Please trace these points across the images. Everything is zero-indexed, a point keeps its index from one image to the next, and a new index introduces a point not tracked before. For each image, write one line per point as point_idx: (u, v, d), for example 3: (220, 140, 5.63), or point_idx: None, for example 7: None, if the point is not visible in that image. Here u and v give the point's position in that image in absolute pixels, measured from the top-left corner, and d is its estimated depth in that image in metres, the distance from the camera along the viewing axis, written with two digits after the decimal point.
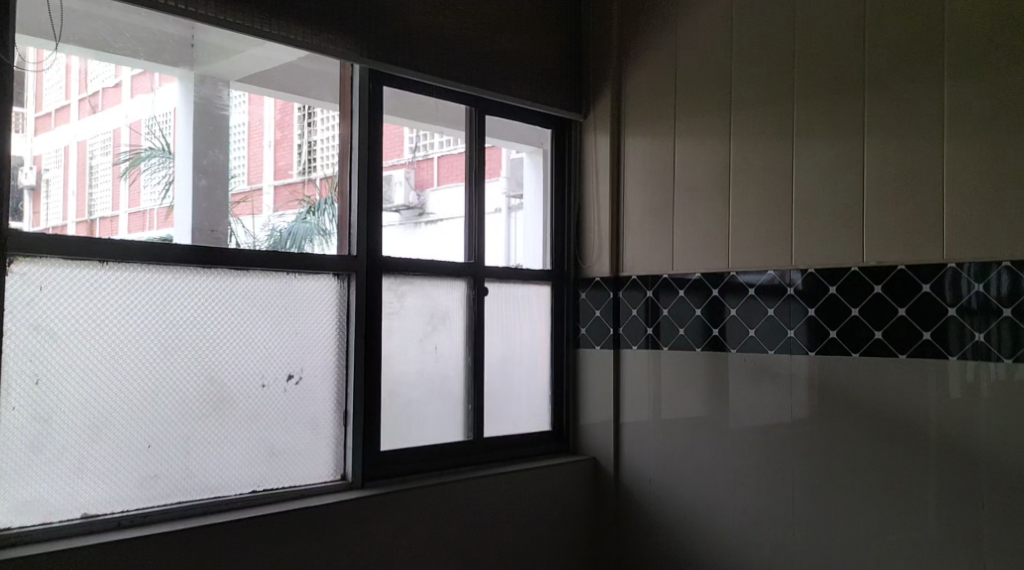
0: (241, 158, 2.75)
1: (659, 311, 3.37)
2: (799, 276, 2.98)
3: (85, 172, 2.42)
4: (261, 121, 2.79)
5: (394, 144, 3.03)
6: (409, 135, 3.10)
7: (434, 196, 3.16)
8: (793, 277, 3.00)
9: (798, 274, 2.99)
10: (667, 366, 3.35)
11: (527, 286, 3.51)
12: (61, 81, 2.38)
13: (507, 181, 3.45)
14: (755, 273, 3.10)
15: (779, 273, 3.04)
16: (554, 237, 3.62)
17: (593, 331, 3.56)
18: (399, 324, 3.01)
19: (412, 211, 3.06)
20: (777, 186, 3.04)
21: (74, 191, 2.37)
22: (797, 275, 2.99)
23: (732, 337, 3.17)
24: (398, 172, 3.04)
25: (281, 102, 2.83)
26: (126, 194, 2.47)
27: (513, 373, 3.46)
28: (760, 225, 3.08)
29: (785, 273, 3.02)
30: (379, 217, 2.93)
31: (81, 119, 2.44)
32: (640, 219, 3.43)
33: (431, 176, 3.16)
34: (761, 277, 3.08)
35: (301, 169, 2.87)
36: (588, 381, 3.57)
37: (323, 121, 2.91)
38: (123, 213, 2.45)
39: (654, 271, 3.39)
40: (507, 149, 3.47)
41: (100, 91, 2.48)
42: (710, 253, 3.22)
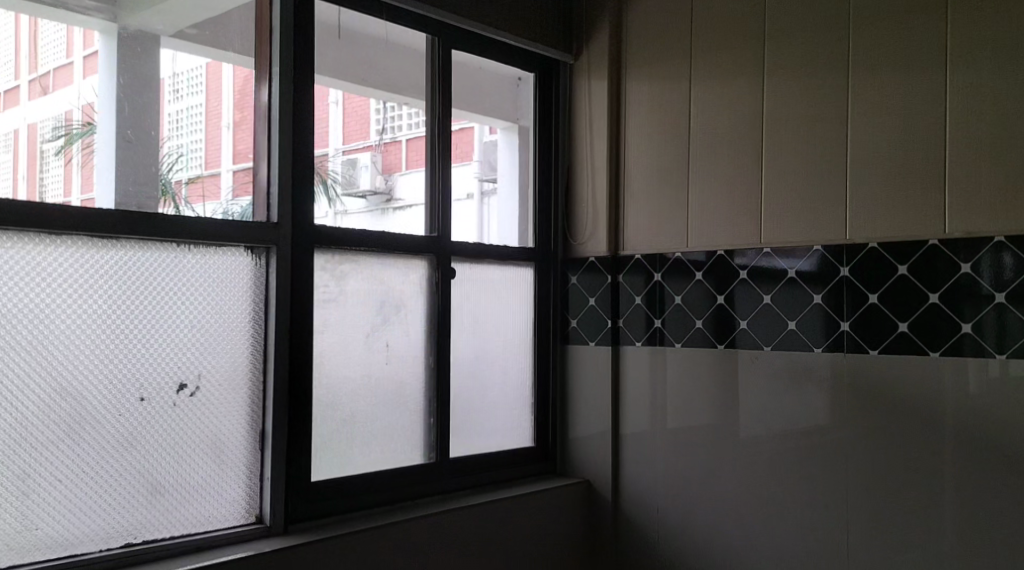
0: (197, 137, 2.20)
1: (669, 299, 2.69)
2: (822, 253, 2.37)
3: (35, 158, 1.85)
4: (219, 95, 2.21)
5: (355, 121, 2.49)
6: (377, 109, 2.57)
7: (405, 181, 2.52)
8: (824, 252, 2.37)
9: (819, 251, 2.38)
10: (677, 366, 2.67)
11: (504, 265, 2.81)
12: (12, 49, 1.87)
13: (480, 164, 2.80)
14: (794, 247, 2.43)
15: (818, 249, 2.38)
16: (538, 207, 2.92)
17: (586, 323, 2.87)
18: (338, 315, 2.29)
19: (378, 197, 2.42)
20: (827, 135, 2.37)
21: (22, 174, 1.80)
22: (818, 251, 2.38)
23: (761, 329, 2.50)
24: (364, 155, 2.44)
25: (242, 74, 2.20)
26: (78, 178, 1.90)
27: (488, 376, 2.76)
28: (803, 187, 2.41)
29: (816, 249, 2.38)
30: (312, 176, 2.24)
31: (30, 102, 1.92)
32: (646, 184, 2.75)
33: (401, 160, 2.55)
34: (791, 253, 2.43)
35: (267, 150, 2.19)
36: (583, 384, 2.87)
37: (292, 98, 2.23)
38: (76, 200, 1.85)
39: (663, 248, 2.71)
40: (478, 127, 2.77)
41: (50, 69, 1.95)
42: (740, 225, 2.54)
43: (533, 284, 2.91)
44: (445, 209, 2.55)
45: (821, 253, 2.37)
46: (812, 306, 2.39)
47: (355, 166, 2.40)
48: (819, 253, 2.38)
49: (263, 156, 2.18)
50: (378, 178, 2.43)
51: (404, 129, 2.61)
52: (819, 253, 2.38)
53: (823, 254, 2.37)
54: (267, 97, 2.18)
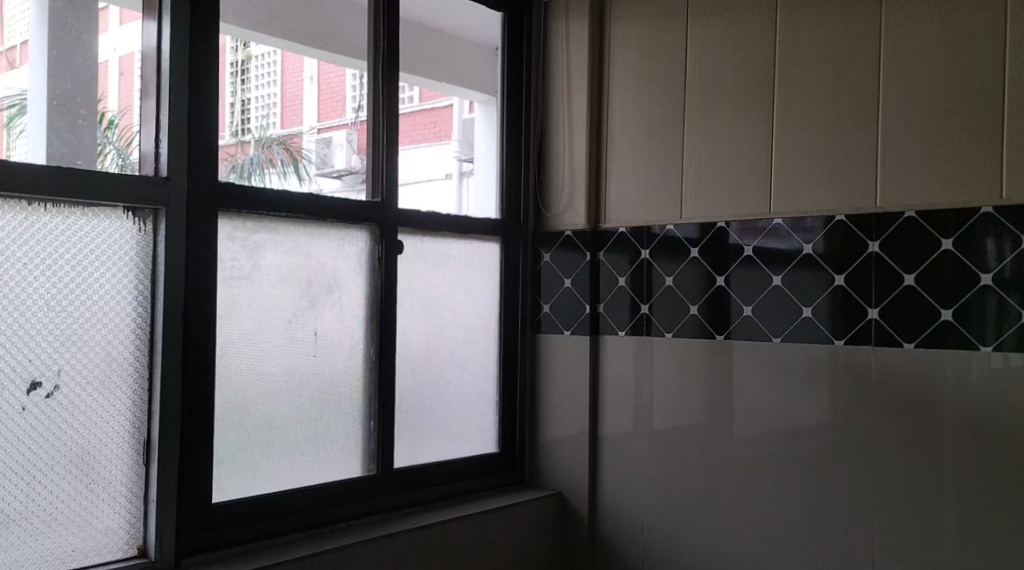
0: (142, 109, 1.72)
1: (658, 280, 2.27)
2: (824, 222, 1.98)
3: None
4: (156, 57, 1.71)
5: (331, 99, 2.07)
6: (353, 82, 2.10)
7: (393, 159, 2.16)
8: (827, 221, 1.98)
9: (821, 220, 1.99)
10: (667, 360, 2.25)
11: (464, 239, 2.38)
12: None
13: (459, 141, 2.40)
14: (805, 217, 2.01)
15: (821, 218, 1.99)
16: (506, 173, 2.48)
17: (561, 309, 2.44)
18: (249, 297, 1.84)
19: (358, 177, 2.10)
20: (855, 82, 1.95)
21: None
22: (819, 221, 1.99)
23: (767, 317, 2.08)
24: (340, 133, 2.09)
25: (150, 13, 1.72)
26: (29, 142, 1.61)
27: (444, 370, 2.32)
28: (823, 145, 1.99)
29: (818, 218, 1.99)
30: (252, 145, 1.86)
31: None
32: (633, 144, 2.32)
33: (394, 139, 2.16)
34: (788, 225, 2.04)
35: (234, 129, 1.83)
36: (557, 380, 2.45)
37: (258, 71, 1.91)
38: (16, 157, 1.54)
39: (652, 220, 2.28)
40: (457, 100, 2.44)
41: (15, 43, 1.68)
42: (744, 191, 2.12)
43: (500, 263, 2.48)
44: (388, 170, 2.11)
45: (824, 223, 1.98)
46: (832, 288, 1.98)
47: (330, 146, 2.06)
48: (821, 223, 1.99)
49: (150, 94, 1.72)
50: (356, 157, 2.11)
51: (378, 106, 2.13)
52: (821, 223, 1.99)
53: (826, 223, 1.98)
54: (155, 38, 1.72)
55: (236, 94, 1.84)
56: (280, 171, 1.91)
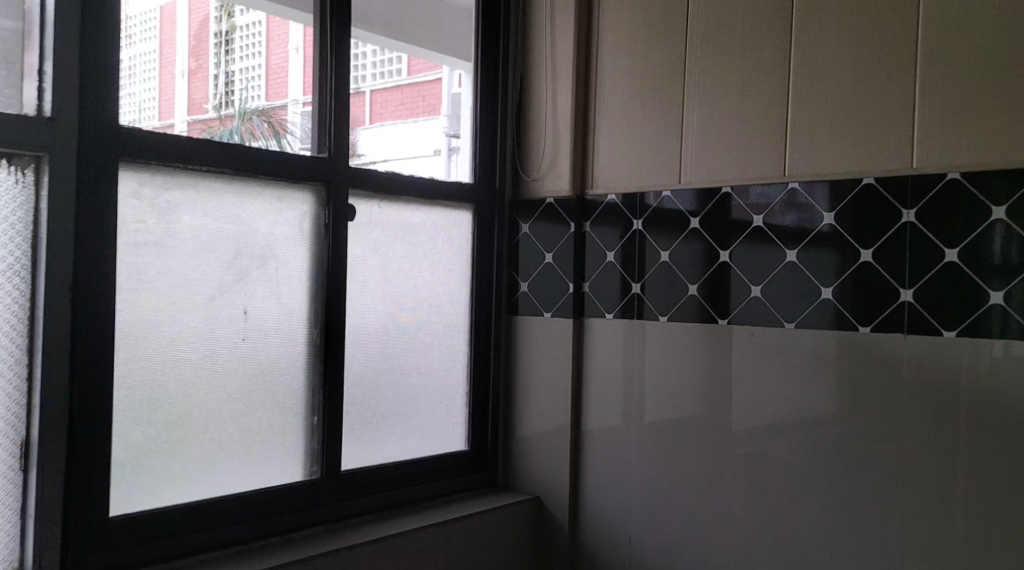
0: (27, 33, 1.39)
1: (652, 255, 1.97)
2: (830, 195, 1.71)
3: None
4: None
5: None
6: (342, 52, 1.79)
7: (366, 136, 1.89)
8: (834, 194, 1.71)
9: (826, 193, 1.72)
10: (662, 347, 1.94)
11: (432, 206, 2.05)
12: None
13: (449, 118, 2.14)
14: (812, 186, 1.73)
15: (828, 189, 1.71)
16: (481, 130, 2.15)
17: (540, 288, 2.13)
18: (161, 268, 1.52)
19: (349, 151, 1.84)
20: (888, 18, 1.65)
21: None
22: (824, 193, 1.72)
23: (778, 298, 1.78)
24: None
25: None
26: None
27: (406, 357, 1.99)
28: (848, 93, 1.69)
29: (830, 187, 1.71)
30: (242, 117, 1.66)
31: None
32: (625, 97, 2.01)
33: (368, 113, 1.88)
34: (789, 197, 1.76)
35: (219, 102, 1.64)
36: (536, 369, 2.14)
37: (245, 41, 1.68)
38: None
39: (646, 186, 1.97)
40: (451, 72, 2.15)
41: None
42: (754, 150, 1.81)
43: (472, 235, 2.15)
44: (332, 119, 1.78)
45: (829, 196, 1.71)
46: (856, 264, 1.68)
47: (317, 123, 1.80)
48: (825, 197, 1.72)
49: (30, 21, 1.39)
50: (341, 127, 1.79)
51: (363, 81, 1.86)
52: (826, 196, 1.72)
53: (832, 197, 1.71)
54: None
55: (220, 64, 1.64)
56: (263, 146, 1.67)
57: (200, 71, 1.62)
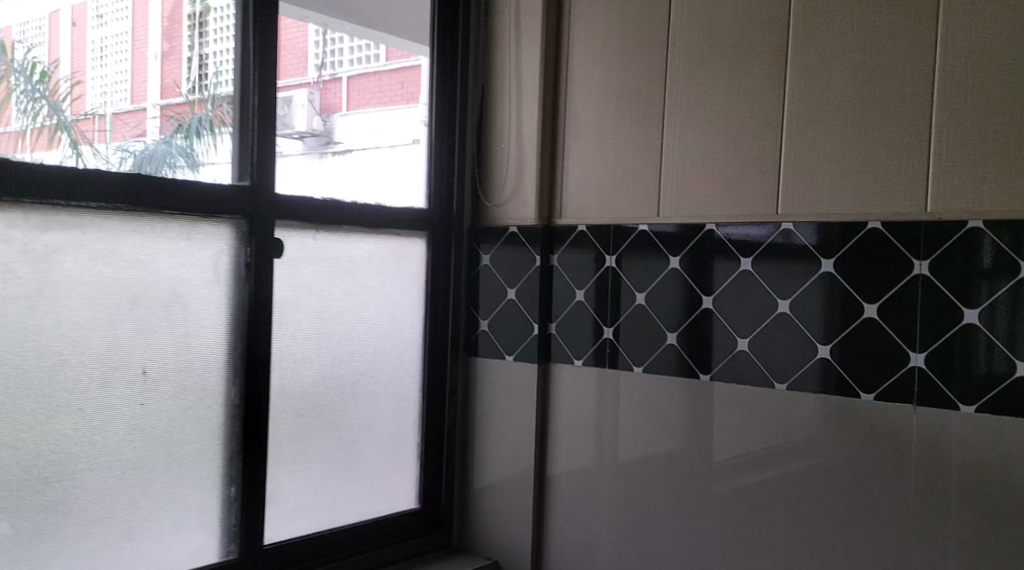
0: None
1: (626, 296, 1.75)
2: (817, 238, 1.52)
3: None
4: None
5: (293, 55, 1.65)
6: (315, 38, 1.70)
7: (344, 123, 1.76)
8: (821, 236, 1.51)
9: (813, 234, 1.52)
10: (637, 402, 1.73)
11: (378, 237, 1.81)
12: None
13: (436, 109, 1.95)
14: (799, 227, 1.53)
15: (815, 230, 1.52)
16: (436, 147, 1.92)
17: (501, 328, 1.90)
18: (36, 326, 1.27)
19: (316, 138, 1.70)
20: (899, 36, 1.43)
21: None
22: (810, 235, 1.52)
23: (768, 354, 1.57)
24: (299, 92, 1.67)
25: None
26: None
27: (346, 408, 1.76)
28: (850, 122, 1.47)
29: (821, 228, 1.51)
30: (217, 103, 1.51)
31: None
32: (597, 116, 1.78)
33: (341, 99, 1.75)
34: (773, 238, 1.56)
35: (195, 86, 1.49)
36: (495, 418, 1.91)
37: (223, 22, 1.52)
38: None
39: (620, 219, 1.74)
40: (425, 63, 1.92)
41: None
42: (743, 183, 1.58)
43: (425, 267, 1.92)
44: (254, 143, 1.54)
45: (817, 238, 1.52)
46: (859, 319, 1.48)
47: (290, 106, 1.64)
48: (812, 239, 1.52)
49: None
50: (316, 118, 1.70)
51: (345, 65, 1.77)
52: (812, 239, 1.52)
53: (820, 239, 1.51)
54: None
55: (194, 46, 1.49)
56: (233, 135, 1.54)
57: (173, 53, 1.47)
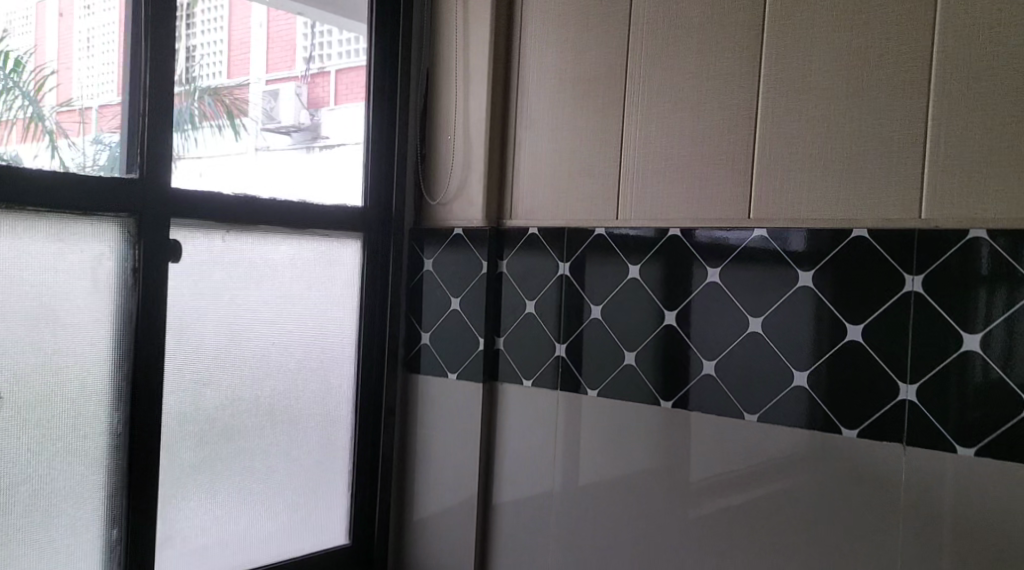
0: None
1: (581, 309, 1.54)
2: (807, 242, 1.30)
3: None
4: None
5: (280, 47, 1.58)
6: (304, 30, 1.61)
7: (331, 118, 1.66)
8: (811, 240, 1.29)
9: (802, 238, 1.30)
10: (593, 429, 1.53)
11: (304, 239, 1.61)
12: None
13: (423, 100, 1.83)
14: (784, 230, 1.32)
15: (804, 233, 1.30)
16: (375, 136, 1.70)
17: (444, 342, 1.70)
18: None
19: (305, 134, 1.62)
20: (893, 14, 1.23)
21: None
22: (799, 238, 1.30)
23: (738, 380, 1.37)
24: (288, 87, 1.60)
25: None
26: None
27: (261, 433, 1.56)
28: (835, 114, 1.27)
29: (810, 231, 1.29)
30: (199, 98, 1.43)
31: None
32: (552, 103, 1.57)
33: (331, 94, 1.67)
34: (752, 243, 1.35)
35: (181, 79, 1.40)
36: (436, 442, 1.71)
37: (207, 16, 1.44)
38: None
39: (576, 221, 1.53)
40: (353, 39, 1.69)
41: None
42: (711, 182, 1.38)
43: (361, 273, 1.71)
44: (143, 130, 1.34)
45: (806, 243, 1.30)
46: (842, 343, 1.27)
47: (276, 100, 1.58)
48: (801, 243, 1.30)
49: None
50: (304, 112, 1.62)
51: (336, 57, 1.66)
52: (801, 243, 1.30)
53: (809, 244, 1.29)
54: None
55: (184, 38, 1.40)
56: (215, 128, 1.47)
57: (167, 45, 1.37)
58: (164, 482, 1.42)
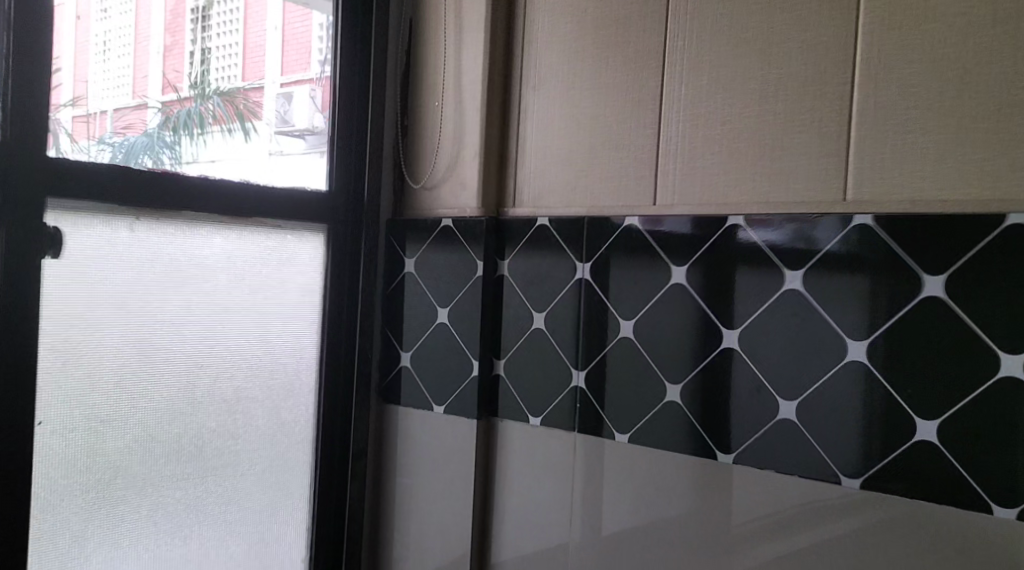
0: None
1: (607, 328, 1.16)
2: (840, 245, 0.96)
3: None
4: None
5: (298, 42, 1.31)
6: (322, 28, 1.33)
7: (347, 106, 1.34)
8: (847, 243, 0.96)
9: (836, 237, 0.97)
10: (623, 485, 1.14)
11: (245, 232, 1.24)
12: None
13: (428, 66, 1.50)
14: (817, 218, 0.98)
15: (842, 231, 0.96)
16: (341, 102, 1.33)
17: (429, 367, 1.32)
18: None
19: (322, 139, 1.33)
20: None
21: None
22: (832, 238, 0.97)
23: (829, 426, 0.98)
24: (307, 89, 1.32)
25: None
26: None
27: (187, 485, 1.19)
28: (974, 51, 0.89)
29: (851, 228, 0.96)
30: (209, 105, 1.21)
31: None
32: (566, 53, 1.19)
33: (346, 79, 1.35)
34: (849, 238, 0.96)
35: (195, 85, 1.20)
36: (418, 494, 1.33)
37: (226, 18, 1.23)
38: None
39: (599, 208, 1.15)
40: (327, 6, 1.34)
41: None
42: (787, 153, 1.00)
43: (324, 276, 1.33)
44: (6, 79, 1.00)
45: (839, 246, 0.97)
46: (995, 379, 0.89)
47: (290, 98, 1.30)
48: (833, 244, 0.97)
49: None
50: (322, 117, 1.33)
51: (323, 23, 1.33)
52: (833, 245, 0.97)
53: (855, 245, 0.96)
54: None
55: (198, 40, 1.20)
56: (225, 133, 1.23)
57: (177, 47, 1.18)
58: (38, 558, 1.05)
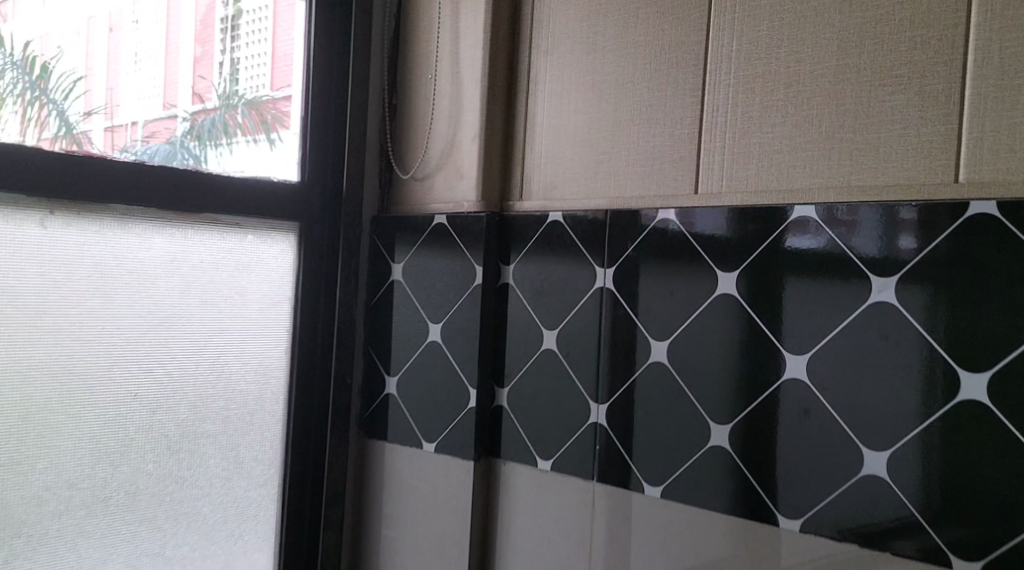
0: None
1: (634, 351, 0.92)
2: (888, 248, 0.75)
3: None
4: None
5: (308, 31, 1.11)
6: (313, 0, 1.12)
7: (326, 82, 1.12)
8: (898, 246, 0.75)
9: (883, 238, 0.76)
10: (653, 550, 0.90)
11: (194, 231, 1.02)
12: None
13: None
14: (860, 210, 0.77)
15: (891, 229, 0.75)
16: (319, 78, 1.12)
17: (419, 395, 1.09)
18: None
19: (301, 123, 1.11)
20: None
21: None
22: (876, 239, 0.76)
23: (931, 486, 0.74)
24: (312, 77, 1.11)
25: None
26: None
27: (116, 541, 0.97)
28: None
29: (901, 227, 0.75)
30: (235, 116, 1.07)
31: None
32: (585, 7, 0.96)
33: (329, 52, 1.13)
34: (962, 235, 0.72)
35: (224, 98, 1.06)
36: (405, 549, 1.10)
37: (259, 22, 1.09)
38: None
39: (624, 199, 0.92)
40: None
41: None
42: (873, 124, 0.76)
43: (295, 285, 1.11)
44: None
45: (885, 250, 0.76)
46: None
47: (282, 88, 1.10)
48: (880, 247, 0.76)
49: None
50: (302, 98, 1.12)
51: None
52: (877, 248, 0.76)
53: (912, 247, 0.74)
54: None
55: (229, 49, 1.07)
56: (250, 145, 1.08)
57: (207, 58, 1.05)
58: None
